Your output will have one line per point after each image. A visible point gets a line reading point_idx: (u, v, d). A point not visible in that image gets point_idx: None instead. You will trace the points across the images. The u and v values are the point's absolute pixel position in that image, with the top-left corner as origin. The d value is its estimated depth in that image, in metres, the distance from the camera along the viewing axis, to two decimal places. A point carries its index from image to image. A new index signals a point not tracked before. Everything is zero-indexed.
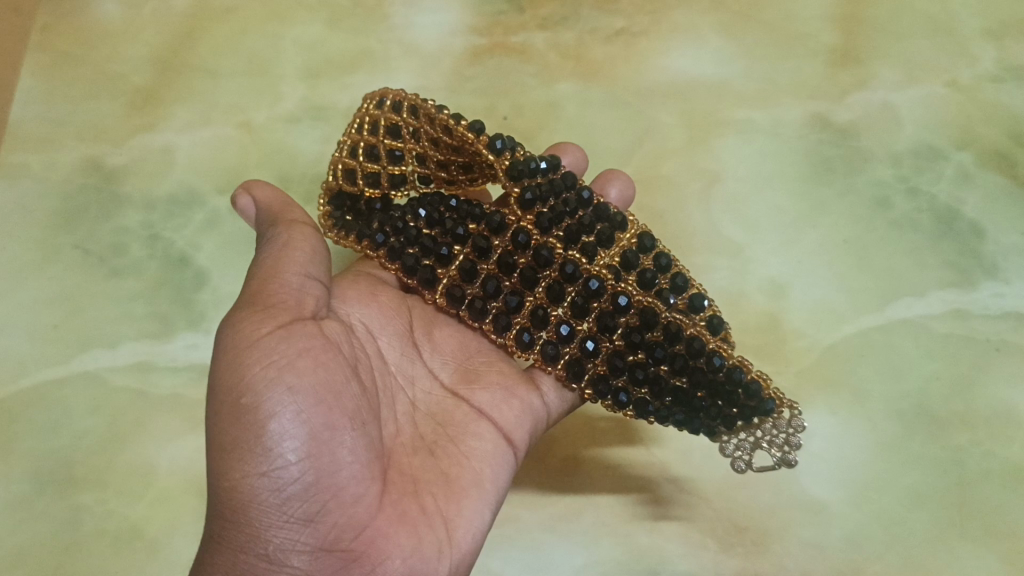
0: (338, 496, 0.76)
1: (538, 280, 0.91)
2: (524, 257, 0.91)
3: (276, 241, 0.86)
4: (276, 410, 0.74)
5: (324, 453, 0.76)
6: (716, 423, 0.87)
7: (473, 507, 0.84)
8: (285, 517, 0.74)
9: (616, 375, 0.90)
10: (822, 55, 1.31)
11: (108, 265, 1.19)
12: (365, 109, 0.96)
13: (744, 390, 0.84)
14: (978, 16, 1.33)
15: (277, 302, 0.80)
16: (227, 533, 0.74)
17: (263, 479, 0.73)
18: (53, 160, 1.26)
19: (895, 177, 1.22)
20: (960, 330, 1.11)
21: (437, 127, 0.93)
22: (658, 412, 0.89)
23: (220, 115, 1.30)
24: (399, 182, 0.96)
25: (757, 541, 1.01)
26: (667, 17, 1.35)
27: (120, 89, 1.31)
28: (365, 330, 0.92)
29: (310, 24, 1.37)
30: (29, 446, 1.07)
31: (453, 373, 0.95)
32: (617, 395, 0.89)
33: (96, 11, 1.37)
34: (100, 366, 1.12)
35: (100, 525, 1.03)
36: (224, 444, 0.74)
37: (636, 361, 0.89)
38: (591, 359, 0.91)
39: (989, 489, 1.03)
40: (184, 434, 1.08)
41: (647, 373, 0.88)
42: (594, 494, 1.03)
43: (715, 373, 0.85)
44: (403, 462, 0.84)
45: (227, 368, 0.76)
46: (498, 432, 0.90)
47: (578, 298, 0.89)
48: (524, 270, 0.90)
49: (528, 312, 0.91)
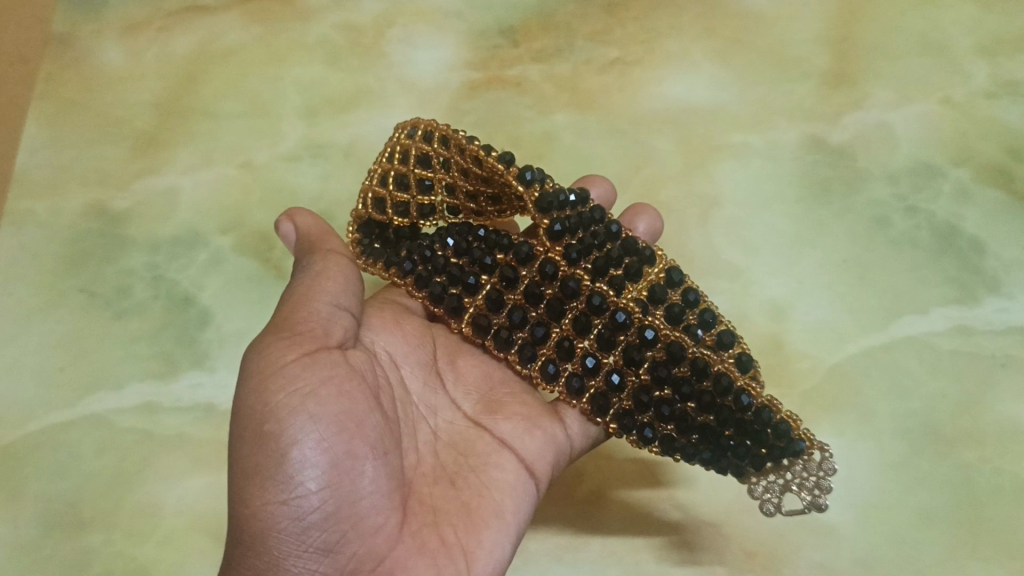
0: (358, 525, 0.76)
1: (564, 311, 0.91)
2: (551, 288, 0.91)
3: (312, 269, 0.88)
4: (298, 437, 0.75)
5: (346, 481, 0.76)
6: (744, 462, 0.86)
7: (493, 537, 0.83)
8: (304, 546, 0.74)
9: (641, 410, 0.89)
10: (816, 77, 1.32)
11: (114, 307, 1.20)
12: (396, 138, 0.98)
13: (773, 430, 0.84)
14: (970, 33, 1.35)
15: (304, 330, 0.81)
16: (245, 561, 0.75)
17: (283, 506, 0.74)
18: (58, 206, 1.28)
19: (894, 196, 1.23)
20: (965, 346, 1.11)
21: (467, 158, 0.95)
22: (684, 449, 0.88)
23: (222, 155, 1.32)
24: (427, 212, 0.97)
25: (767, 565, 1.00)
26: (660, 45, 1.37)
27: (124, 134, 1.34)
28: (389, 358, 0.93)
29: (310, 64, 1.39)
30: (37, 489, 1.07)
31: (476, 403, 0.95)
32: (642, 430, 0.89)
33: (99, 57, 1.40)
34: (106, 408, 1.13)
35: (108, 566, 1.03)
36: (246, 471, 0.75)
37: (662, 397, 0.88)
38: (617, 393, 0.90)
39: (1001, 506, 1.01)
40: (191, 472, 1.08)
41: (674, 410, 0.88)
42: (604, 527, 1.02)
43: (743, 412, 0.85)
44: (424, 493, 0.84)
45: (253, 393, 0.77)
46: (520, 462, 0.90)
47: (605, 331, 0.90)
48: (551, 301, 0.91)
49: (554, 343, 0.92)
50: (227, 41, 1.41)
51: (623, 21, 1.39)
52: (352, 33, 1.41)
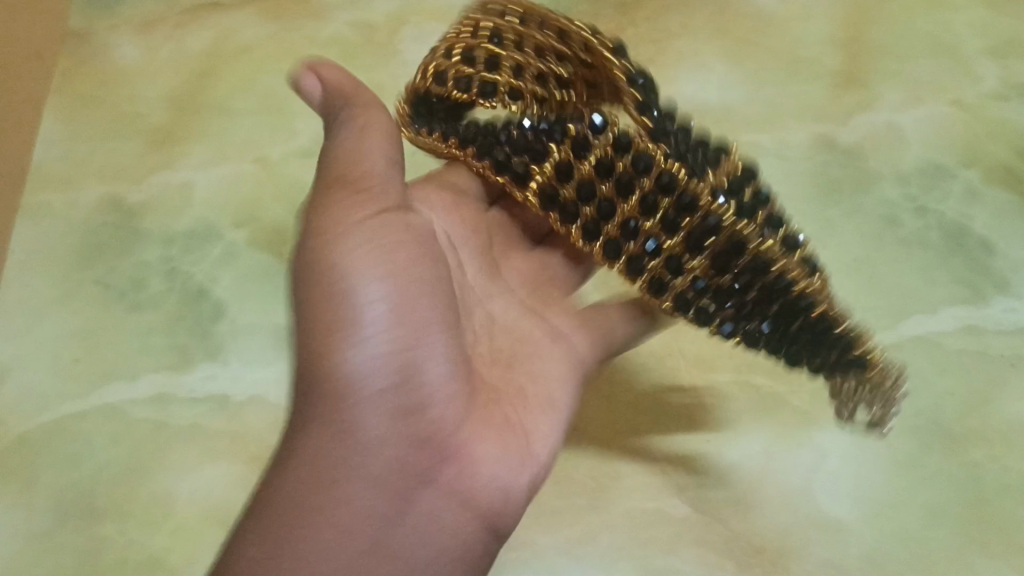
0: (427, 393, 0.83)
1: (634, 187, 0.87)
2: (621, 160, 0.87)
3: (352, 120, 0.84)
4: (367, 299, 0.80)
5: (419, 346, 0.82)
6: (812, 367, 0.92)
7: (552, 424, 0.95)
8: (376, 408, 0.80)
9: (700, 295, 0.89)
10: (827, 78, 1.33)
11: (129, 299, 1.21)
12: (469, 14, 0.99)
13: (839, 344, 0.89)
14: (981, 35, 1.35)
15: (367, 187, 0.83)
16: (318, 416, 0.80)
17: (349, 364, 0.79)
18: (74, 200, 1.29)
19: (904, 196, 1.23)
20: (973, 346, 1.11)
21: (546, 36, 0.94)
22: (744, 335, 0.90)
23: (236, 151, 1.33)
24: (490, 92, 1.00)
25: (775, 560, 1.00)
26: (672, 45, 1.38)
27: (139, 129, 1.35)
28: (447, 239, 0.98)
29: (324, 61, 1.40)
30: (53, 478, 1.09)
31: (529, 297, 1.03)
32: (698, 310, 0.90)
33: (115, 53, 1.42)
34: (120, 399, 1.14)
35: (122, 555, 1.05)
36: (316, 326, 0.80)
37: (720, 284, 0.88)
38: (674, 276, 0.88)
39: (1009, 505, 1.02)
40: (205, 463, 1.10)
41: (735, 299, 0.88)
42: (613, 519, 1.04)
43: (815, 320, 0.88)
44: (484, 371, 0.93)
45: (317, 253, 0.80)
46: (570, 358, 1.00)
47: (671, 213, 0.86)
48: (621, 174, 0.87)
49: (619, 222, 0.89)
50: (242, 37, 1.43)
51: (635, 21, 1.40)
52: (366, 31, 1.42)
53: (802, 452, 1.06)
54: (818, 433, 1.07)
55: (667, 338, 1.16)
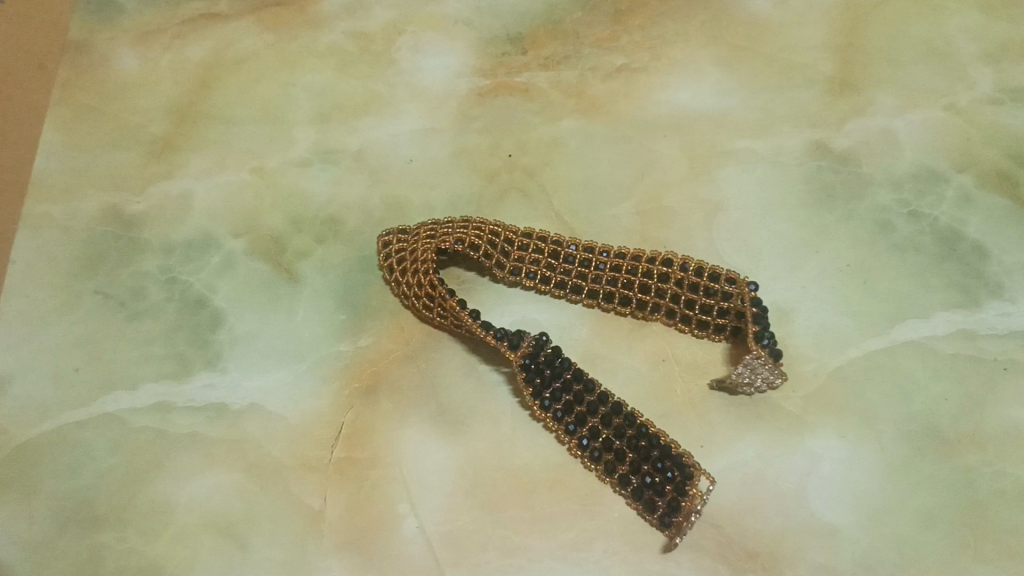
0: None
1: (586, 282, 1.20)
2: (573, 283, 1.21)
3: None
4: None
5: None
6: (650, 487, 1.07)
7: None
8: None
9: (570, 411, 1.11)
10: (821, 84, 1.34)
11: (128, 308, 1.23)
12: (445, 230, 1.21)
13: (660, 469, 1.07)
14: (975, 41, 1.36)
15: None
16: None
17: None
18: (74, 210, 1.31)
19: (897, 201, 1.24)
20: (967, 350, 1.12)
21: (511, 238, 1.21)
22: (602, 463, 1.09)
23: (235, 161, 1.34)
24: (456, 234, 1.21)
25: (769, 565, 1.01)
26: (667, 52, 1.39)
27: (139, 139, 1.36)
28: None
29: (321, 71, 1.41)
30: (53, 487, 1.10)
31: None
32: (567, 425, 1.11)
33: (115, 64, 1.43)
34: (120, 408, 1.15)
35: (121, 564, 1.05)
36: None
37: (583, 411, 1.12)
38: (556, 401, 1.12)
39: (1002, 508, 1.02)
40: (203, 470, 1.10)
41: (594, 433, 1.11)
42: (609, 525, 1.05)
43: (661, 464, 1.07)
44: None
45: None
46: None
47: (625, 298, 1.20)
48: (572, 285, 1.21)
49: (575, 293, 1.21)
50: (240, 48, 1.44)
51: (630, 29, 1.41)
52: (364, 41, 1.44)
53: (797, 456, 1.07)
54: (812, 437, 1.08)
55: (661, 344, 1.17)
